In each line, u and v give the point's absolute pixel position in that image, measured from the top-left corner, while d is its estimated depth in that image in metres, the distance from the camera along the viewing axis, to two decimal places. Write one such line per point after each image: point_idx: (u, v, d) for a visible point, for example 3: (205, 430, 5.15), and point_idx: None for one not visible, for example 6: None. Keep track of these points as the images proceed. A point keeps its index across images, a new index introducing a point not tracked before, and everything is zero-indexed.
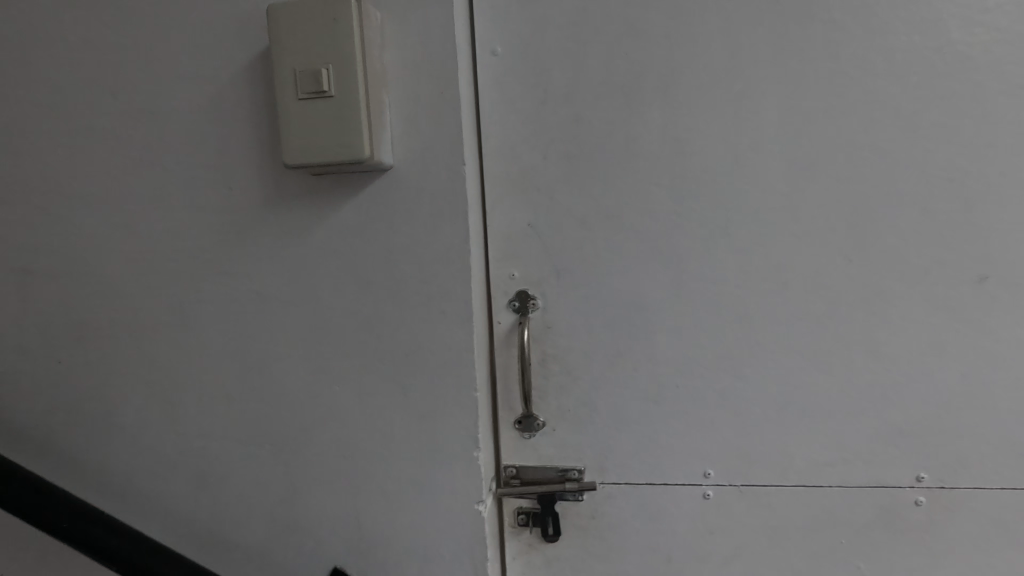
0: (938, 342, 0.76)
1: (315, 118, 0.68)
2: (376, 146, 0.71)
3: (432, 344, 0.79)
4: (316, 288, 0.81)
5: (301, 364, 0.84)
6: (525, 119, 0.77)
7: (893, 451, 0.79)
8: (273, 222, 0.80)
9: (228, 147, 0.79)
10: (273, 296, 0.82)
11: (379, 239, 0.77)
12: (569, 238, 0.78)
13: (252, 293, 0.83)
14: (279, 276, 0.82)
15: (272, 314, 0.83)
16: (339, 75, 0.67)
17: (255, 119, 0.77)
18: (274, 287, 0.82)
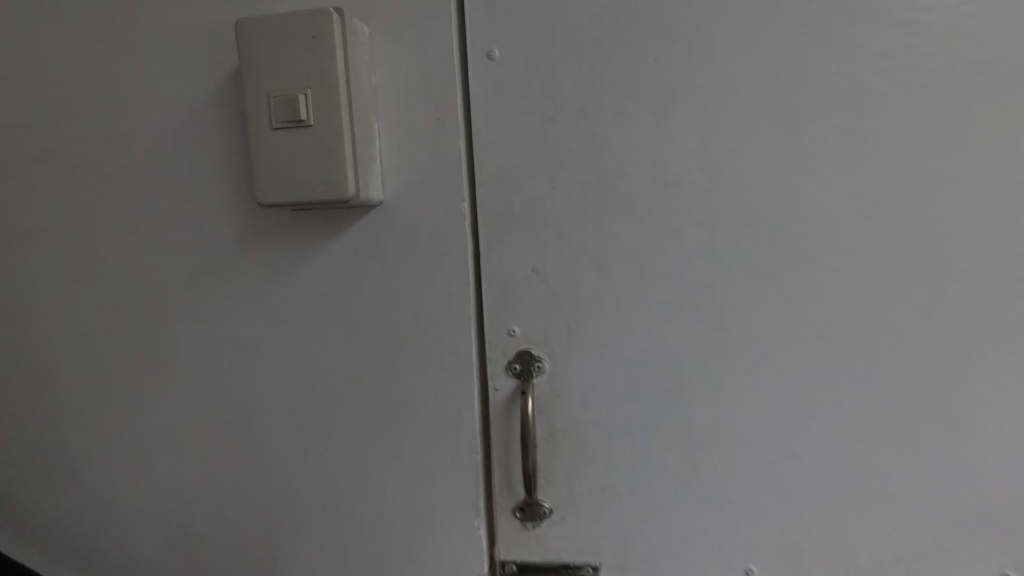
0: None
1: (291, 150, 0.58)
2: (364, 181, 0.61)
3: (427, 406, 0.68)
4: (292, 337, 0.70)
5: (278, 423, 0.73)
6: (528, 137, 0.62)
7: (996, 562, 0.61)
8: (250, 260, 0.70)
9: (201, 177, 0.70)
10: (249, 344, 0.72)
11: (367, 285, 0.67)
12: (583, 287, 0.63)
13: (226, 340, 0.72)
14: (256, 322, 0.71)
15: (246, 365, 0.72)
16: (319, 101, 0.57)
17: (231, 146, 0.68)
18: (251, 334, 0.72)
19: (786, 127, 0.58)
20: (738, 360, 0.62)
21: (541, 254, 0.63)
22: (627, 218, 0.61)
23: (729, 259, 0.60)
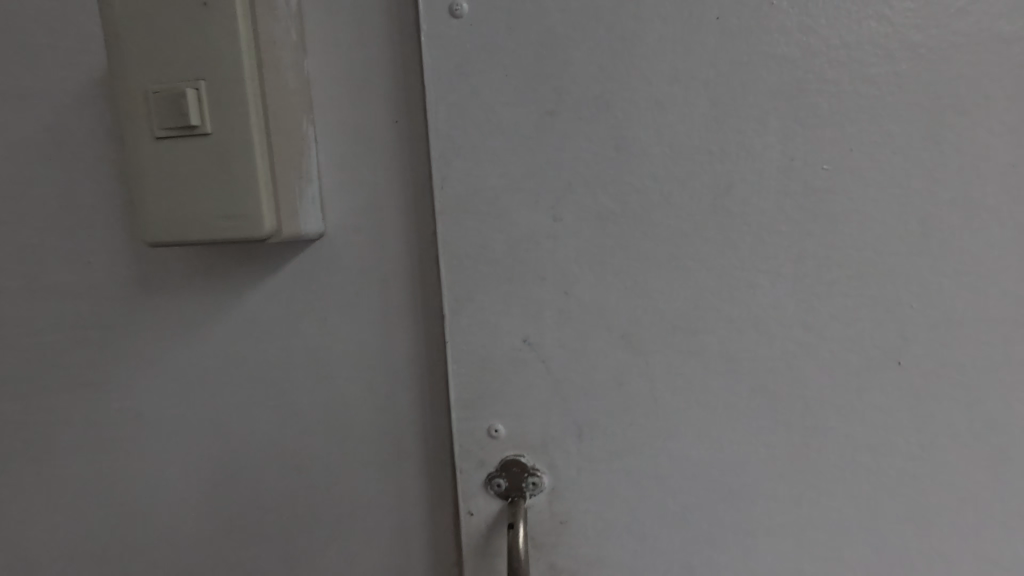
0: None
1: (183, 172, 0.35)
2: (289, 201, 0.37)
3: (406, 533, 0.43)
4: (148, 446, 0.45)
5: (177, 560, 0.47)
6: (504, 143, 0.35)
7: None
8: (128, 314, 0.44)
9: (38, 191, 0.44)
10: (129, 444, 0.46)
11: (306, 350, 0.42)
12: (599, 378, 0.37)
13: (92, 440, 0.46)
14: (137, 409, 0.45)
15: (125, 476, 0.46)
16: (225, 93, 0.34)
17: (79, 149, 0.43)
18: (129, 430, 0.45)
19: (962, 128, 0.32)
20: (874, 488, 0.36)
21: (536, 316, 0.37)
22: (672, 268, 0.35)
23: (857, 339, 0.35)
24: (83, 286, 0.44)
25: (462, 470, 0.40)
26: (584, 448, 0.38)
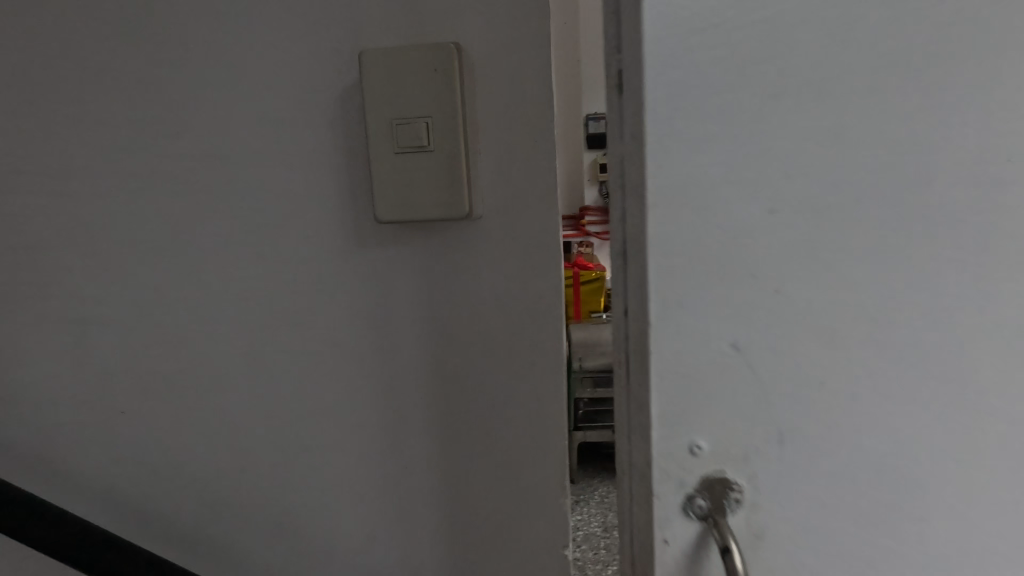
0: None
1: (409, 184, 0.37)
2: (478, 185, 0.38)
3: (570, 517, 0.44)
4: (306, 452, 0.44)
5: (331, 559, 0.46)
6: (725, 69, 0.27)
7: None
8: (295, 317, 0.42)
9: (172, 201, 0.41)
10: (300, 451, 0.44)
11: (483, 345, 0.41)
12: (809, 368, 0.29)
13: (262, 445, 0.44)
14: (311, 417, 0.43)
15: (298, 482, 0.44)
16: (452, 113, 0.36)
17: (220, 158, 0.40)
18: (301, 437, 0.44)
19: None
20: None
21: (765, 316, 0.29)
22: (931, 248, 0.28)
23: None
24: (245, 281, 0.42)
25: (656, 494, 0.31)
26: (816, 478, 0.30)
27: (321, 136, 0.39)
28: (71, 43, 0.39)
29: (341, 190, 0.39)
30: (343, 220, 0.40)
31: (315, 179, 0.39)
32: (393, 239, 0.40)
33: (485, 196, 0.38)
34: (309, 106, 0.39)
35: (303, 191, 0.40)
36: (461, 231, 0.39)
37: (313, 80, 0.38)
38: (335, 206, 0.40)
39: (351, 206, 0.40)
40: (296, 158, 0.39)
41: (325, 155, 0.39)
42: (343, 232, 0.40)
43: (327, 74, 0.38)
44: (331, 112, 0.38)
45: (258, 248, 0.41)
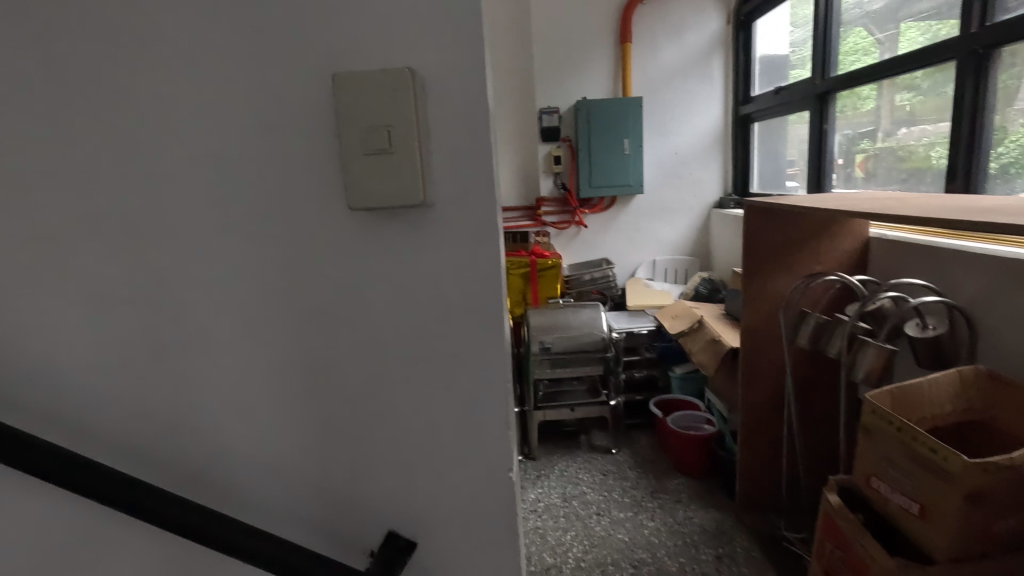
0: None
1: (374, 179, 0.44)
2: (430, 178, 0.46)
3: (511, 458, 0.53)
4: (280, 396, 0.52)
5: (300, 489, 0.53)
6: None
7: None
8: (278, 292, 0.50)
9: (172, 181, 0.48)
10: (283, 404, 0.52)
11: (437, 312, 0.49)
12: None
13: (249, 398, 0.52)
14: (290, 372, 0.51)
15: (281, 431, 0.53)
16: (409, 122, 0.43)
17: (211, 147, 0.48)
18: (281, 389, 0.52)
19: None
20: None
21: None
22: None
23: None
24: (234, 261, 0.49)
25: None
26: None
27: (301, 140, 0.47)
28: (84, 57, 0.46)
29: (317, 185, 0.48)
30: (319, 210, 0.48)
31: (295, 176, 0.48)
32: (362, 226, 0.48)
33: (437, 188, 0.46)
34: (291, 116, 0.47)
35: (285, 186, 0.48)
36: (418, 219, 0.47)
37: (293, 95, 0.46)
38: (312, 199, 0.48)
39: (326, 199, 0.48)
40: (278, 159, 0.47)
41: (304, 157, 0.47)
42: (319, 220, 0.48)
43: (305, 90, 0.46)
44: (310, 121, 0.47)
45: (245, 233, 0.49)
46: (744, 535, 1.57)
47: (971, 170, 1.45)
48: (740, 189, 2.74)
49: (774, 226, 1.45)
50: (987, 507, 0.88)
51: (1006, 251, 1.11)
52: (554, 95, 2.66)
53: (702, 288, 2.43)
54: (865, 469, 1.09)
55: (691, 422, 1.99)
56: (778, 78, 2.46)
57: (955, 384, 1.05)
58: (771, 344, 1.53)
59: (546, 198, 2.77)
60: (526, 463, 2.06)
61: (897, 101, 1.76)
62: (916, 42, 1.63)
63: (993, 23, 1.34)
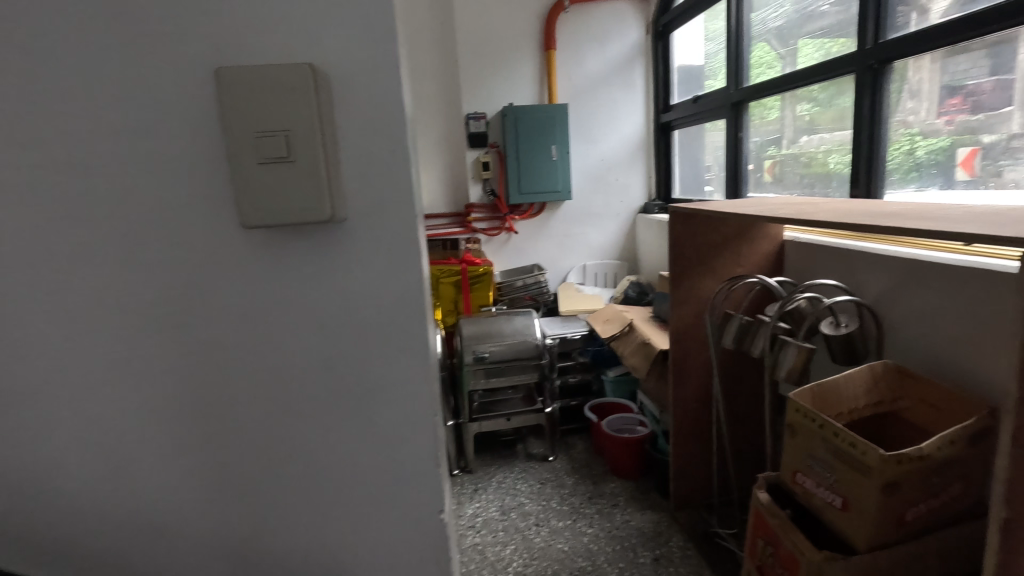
0: (1014, 420, 0.64)
1: (272, 191, 0.39)
2: (340, 189, 0.40)
3: (442, 493, 0.48)
4: (174, 437, 0.45)
5: (202, 535, 0.47)
6: None
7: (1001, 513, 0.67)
8: (163, 322, 0.43)
9: (28, 197, 0.41)
10: (178, 447, 0.46)
11: (351, 341, 0.44)
12: None
13: (135, 442, 0.45)
14: (183, 411, 0.45)
15: (176, 479, 0.46)
16: (311, 126, 0.38)
17: (72, 158, 0.40)
18: (173, 429, 0.45)
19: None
20: None
21: None
22: None
23: None
24: (107, 289, 0.42)
25: None
26: None
27: (183, 147, 0.40)
28: None
29: (205, 199, 0.41)
30: (209, 227, 0.41)
31: (177, 188, 0.41)
32: (261, 245, 0.42)
33: (348, 200, 0.41)
34: (169, 118, 0.40)
35: (166, 200, 0.41)
36: (327, 237, 0.42)
37: (171, 94, 0.39)
38: (199, 214, 0.41)
39: (216, 215, 0.41)
40: (155, 168, 0.40)
41: (186, 166, 0.40)
42: (208, 241, 0.42)
43: (185, 88, 0.39)
44: (193, 124, 0.40)
45: (120, 255, 0.42)
46: (679, 535, 1.59)
47: (868, 176, 1.55)
48: (663, 194, 2.82)
49: (697, 231, 1.49)
50: (901, 496, 0.92)
51: (906, 252, 1.18)
52: (481, 100, 2.64)
53: (631, 291, 2.48)
54: (791, 466, 1.12)
55: (624, 424, 2.00)
56: (695, 87, 2.56)
57: (867, 379, 1.11)
58: (698, 346, 1.56)
59: (475, 205, 2.72)
60: (462, 477, 2.00)
61: (799, 112, 1.87)
62: (812, 57, 1.74)
63: (884, 39, 1.44)
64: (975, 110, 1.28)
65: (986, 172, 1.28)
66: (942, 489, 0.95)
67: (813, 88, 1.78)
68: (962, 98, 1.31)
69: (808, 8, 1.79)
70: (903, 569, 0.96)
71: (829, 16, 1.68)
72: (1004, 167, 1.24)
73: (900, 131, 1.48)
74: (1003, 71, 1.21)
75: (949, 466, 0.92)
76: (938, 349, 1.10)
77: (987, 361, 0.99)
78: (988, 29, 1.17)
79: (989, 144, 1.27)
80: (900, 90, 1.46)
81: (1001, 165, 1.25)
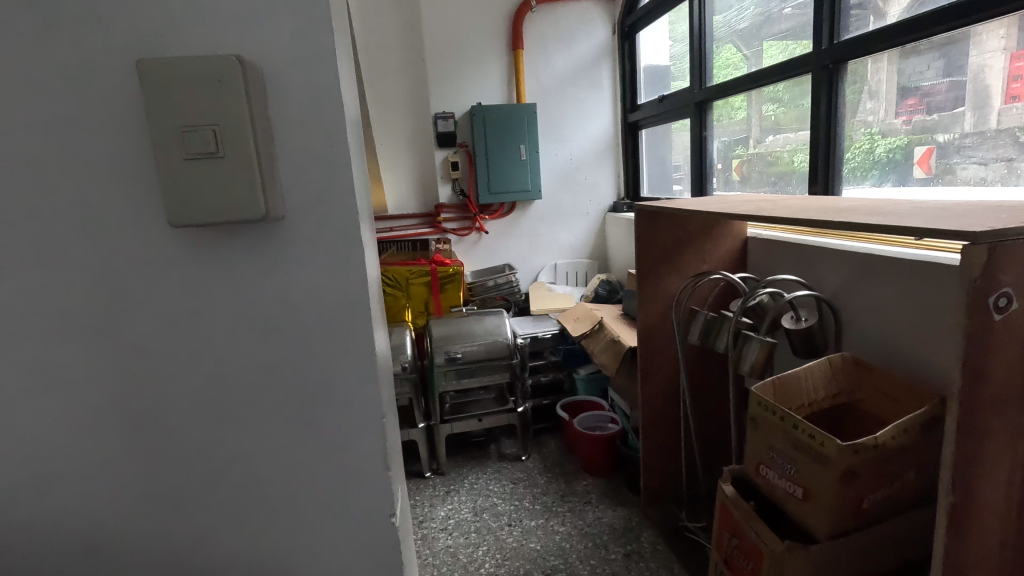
0: (956, 411, 0.66)
1: (204, 188, 0.38)
2: (275, 187, 0.40)
3: (390, 492, 0.48)
4: (106, 446, 0.44)
5: (139, 544, 0.46)
6: None
7: (945, 503, 0.69)
8: (91, 325, 0.41)
9: None
10: (110, 456, 0.44)
11: (290, 342, 0.43)
12: None
13: (62, 453, 0.43)
14: (115, 418, 0.43)
15: (109, 489, 0.45)
16: (241, 122, 0.38)
17: None
18: (103, 439, 0.44)
19: None
20: None
21: None
22: None
23: None
24: (28, 292, 0.41)
25: None
26: None
27: (108, 144, 0.39)
28: None
29: (135, 198, 0.40)
30: (140, 227, 0.40)
31: (105, 187, 0.40)
32: (196, 244, 0.41)
33: (284, 198, 0.41)
34: (92, 113, 0.39)
35: (91, 199, 0.40)
36: (263, 236, 0.41)
37: (92, 90, 0.38)
38: (130, 215, 0.40)
39: (148, 214, 0.40)
40: (80, 167, 0.39)
41: (114, 163, 0.39)
42: (138, 240, 0.41)
43: (111, 84, 0.38)
44: (123, 120, 0.39)
45: (43, 257, 0.40)
46: (649, 529, 1.60)
47: (827, 173, 1.59)
48: (631, 193, 2.85)
49: (663, 228, 1.50)
50: (858, 484, 0.94)
51: (861, 247, 1.21)
52: (449, 100, 2.61)
53: (601, 290, 2.49)
54: (754, 459, 1.13)
55: (596, 422, 2.01)
56: (661, 87, 2.59)
57: (826, 371, 1.13)
58: (665, 342, 1.58)
59: (445, 205, 2.69)
60: (433, 479, 1.98)
61: (765, 112, 1.90)
62: (778, 58, 1.77)
63: (839, 40, 1.49)
64: (930, 111, 1.32)
65: (941, 170, 1.32)
66: (896, 476, 0.97)
67: (777, 88, 1.81)
68: (917, 99, 1.34)
69: (771, 10, 1.82)
70: (859, 555, 0.98)
71: (791, 18, 1.72)
72: (956, 165, 1.28)
73: (861, 131, 1.51)
74: (956, 73, 1.25)
75: (902, 454, 0.95)
76: (892, 341, 1.13)
77: (936, 353, 1.03)
78: (940, 29, 1.21)
79: (943, 143, 1.30)
80: (860, 91, 1.49)
81: (952, 163, 1.29)
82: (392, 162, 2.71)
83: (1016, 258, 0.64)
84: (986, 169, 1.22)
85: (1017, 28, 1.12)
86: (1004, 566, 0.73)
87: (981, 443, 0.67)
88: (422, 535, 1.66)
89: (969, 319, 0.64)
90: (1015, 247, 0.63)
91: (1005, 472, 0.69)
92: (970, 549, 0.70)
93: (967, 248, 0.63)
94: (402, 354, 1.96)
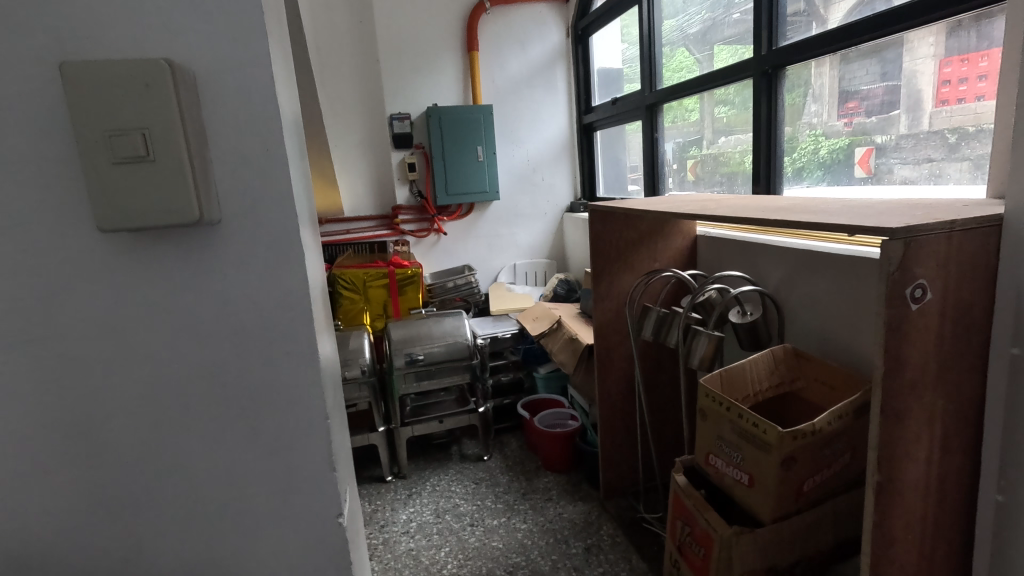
0: (879, 394, 0.71)
1: (134, 193, 0.38)
2: (211, 191, 0.40)
3: (336, 491, 0.48)
4: (36, 457, 0.42)
5: (71, 556, 0.45)
6: None
7: (872, 481, 0.73)
8: (16, 334, 0.40)
9: None
10: (38, 467, 0.43)
11: (226, 345, 0.43)
12: None
13: None
14: (41, 429, 0.42)
15: (38, 500, 0.43)
16: (172, 127, 0.37)
17: None
18: (30, 449, 0.42)
19: None
20: None
21: None
22: None
23: None
24: None
25: None
26: None
27: (32, 151, 0.38)
28: None
29: (61, 204, 0.39)
30: (67, 232, 0.40)
31: (27, 191, 0.39)
32: (128, 250, 0.40)
33: (220, 203, 0.41)
34: (10, 116, 0.37)
35: (12, 202, 0.39)
36: (199, 239, 0.41)
37: (10, 91, 0.37)
38: (57, 220, 0.39)
39: (75, 218, 0.40)
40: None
41: (39, 169, 0.38)
42: (65, 245, 0.40)
43: (32, 85, 0.37)
44: (44, 121, 0.38)
45: None
46: (608, 522, 1.63)
47: (769, 174, 1.69)
48: (588, 193, 2.90)
49: (616, 227, 1.53)
50: (798, 469, 0.99)
51: (799, 244, 1.28)
52: (405, 100, 2.60)
53: (560, 289, 2.52)
54: (703, 449, 1.18)
55: (556, 420, 2.04)
56: (614, 89, 2.64)
57: (769, 363, 1.18)
58: (620, 339, 1.62)
59: (402, 207, 2.67)
60: (394, 483, 1.96)
61: (716, 114, 1.96)
62: (728, 62, 1.84)
63: (777, 47, 1.58)
64: (868, 114, 1.39)
65: (879, 170, 1.39)
66: (833, 461, 1.03)
67: (727, 91, 1.88)
68: (857, 102, 1.41)
69: (718, 15, 1.89)
70: (800, 535, 1.04)
71: (738, 24, 1.78)
72: (892, 167, 1.35)
73: (806, 133, 1.58)
74: (890, 78, 1.32)
75: (837, 438, 1.00)
76: (828, 333, 1.19)
77: (867, 343, 1.09)
78: (870, 37, 1.29)
79: (881, 144, 1.37)
80: (803, 95, 1.57)
81: (889, 164, 1.36)
82: (346, 164, 2.67)
83: (929, 252, 0.68)
84: (917, 169, 1.30)
85: (944, 36, 1.19)
86: (927, 538, 0.79)
87: (902, 424, 0.72)
88: (384, 539, 1.65)
89: (888, 309, 0.68)
90: (927, 240, 0.68)
91: (924, 450, 0.75)
92: (895, 522, 0.76)
93: (885, 244, 0.67)
94: (360, 358, 1.93)
